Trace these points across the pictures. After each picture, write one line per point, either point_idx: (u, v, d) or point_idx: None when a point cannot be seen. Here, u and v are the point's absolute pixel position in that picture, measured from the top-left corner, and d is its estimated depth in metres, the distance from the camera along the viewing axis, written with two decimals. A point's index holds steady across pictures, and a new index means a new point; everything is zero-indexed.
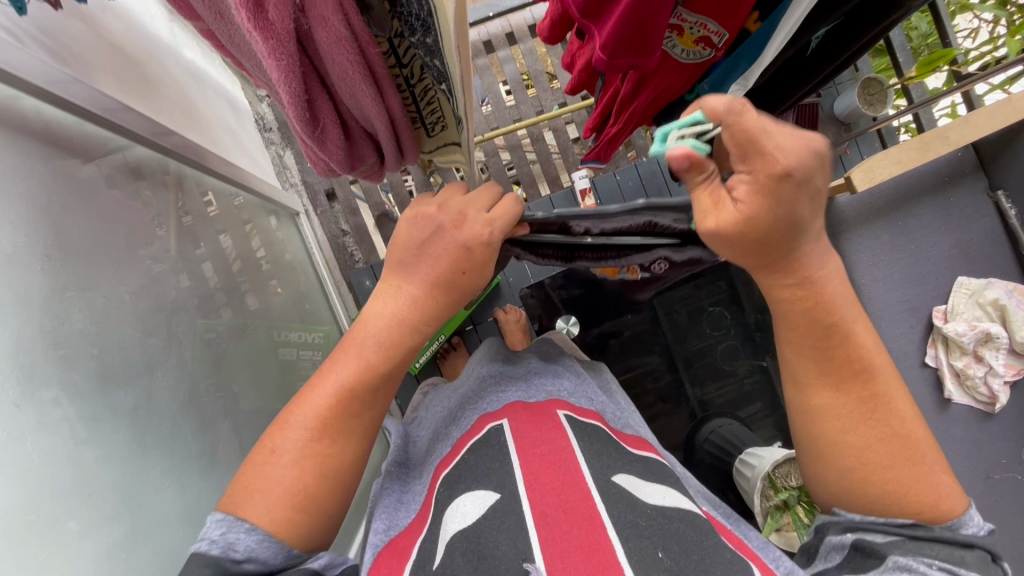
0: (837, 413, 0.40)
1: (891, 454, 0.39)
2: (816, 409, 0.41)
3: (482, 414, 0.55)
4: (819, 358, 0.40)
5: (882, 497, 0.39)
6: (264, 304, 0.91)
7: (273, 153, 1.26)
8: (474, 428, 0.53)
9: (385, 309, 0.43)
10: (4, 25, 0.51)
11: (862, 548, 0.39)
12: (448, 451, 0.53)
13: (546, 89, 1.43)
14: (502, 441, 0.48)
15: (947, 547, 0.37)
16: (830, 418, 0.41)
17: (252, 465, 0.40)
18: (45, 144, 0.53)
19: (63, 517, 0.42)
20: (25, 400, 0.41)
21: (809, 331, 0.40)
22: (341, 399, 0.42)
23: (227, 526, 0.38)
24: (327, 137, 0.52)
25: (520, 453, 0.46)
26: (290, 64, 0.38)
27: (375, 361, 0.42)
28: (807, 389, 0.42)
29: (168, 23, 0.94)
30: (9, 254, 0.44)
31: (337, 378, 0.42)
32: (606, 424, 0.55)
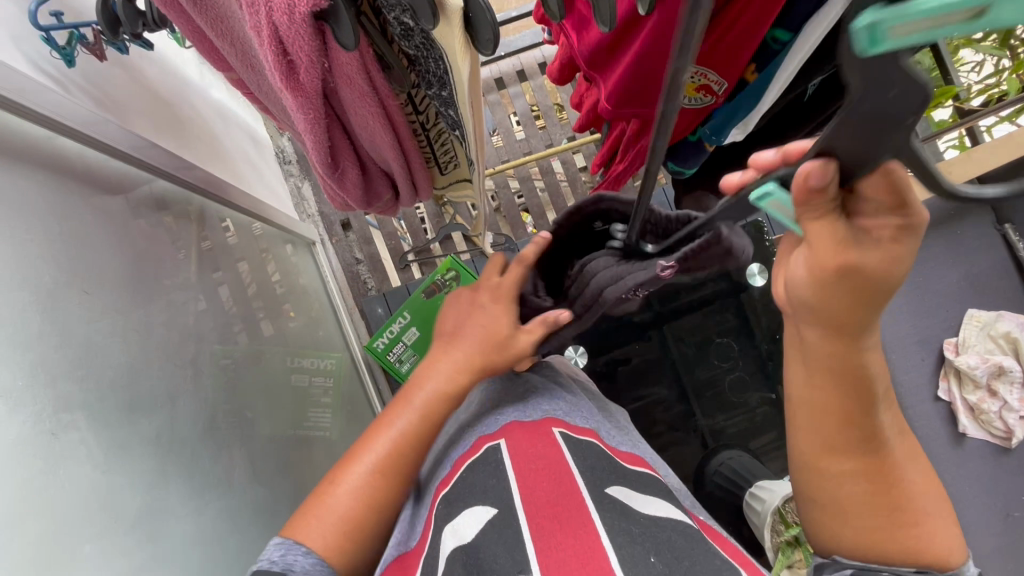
0: (847, 478, 0.40)
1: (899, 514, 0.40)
2: (828, 464, 0.40)
3: (478, 433, 0.54)
4: (851, 430, 0.39)
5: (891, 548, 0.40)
6: (279, 330, 0.93)
7: (292, 185, 1.32)
8: (471, 447, 0.52)
9: (442, 376, 0.47)
10: (51, 75, 0.56)
11: None
12: (447, 471, 0.52)
13: (555, 123, 1.47)
14: (499, 458, 0.48)
15: None
16: (846, 482, 0.40)
17: (318, 498, 0.43)
18: (83, 182, 0.57)
19: (89, 538, 0.43)
20: (58, 429, 0.43)
21: (851, 412, 0.38)
22: (404, 442, 0.45)
23: (286, 549, 0.40)
24: (347, 178, 0.55)
25: (517, 467, 0.46)
26: (316, 116, 0.41)
27: (434, 411, 0.46)
28: (829, 455, 0.40)
29: (199, 66, 1.00)
30: (51, 288, 0.47)
31: (397, 426, 0.45)
32: (601, 440, 0.55)
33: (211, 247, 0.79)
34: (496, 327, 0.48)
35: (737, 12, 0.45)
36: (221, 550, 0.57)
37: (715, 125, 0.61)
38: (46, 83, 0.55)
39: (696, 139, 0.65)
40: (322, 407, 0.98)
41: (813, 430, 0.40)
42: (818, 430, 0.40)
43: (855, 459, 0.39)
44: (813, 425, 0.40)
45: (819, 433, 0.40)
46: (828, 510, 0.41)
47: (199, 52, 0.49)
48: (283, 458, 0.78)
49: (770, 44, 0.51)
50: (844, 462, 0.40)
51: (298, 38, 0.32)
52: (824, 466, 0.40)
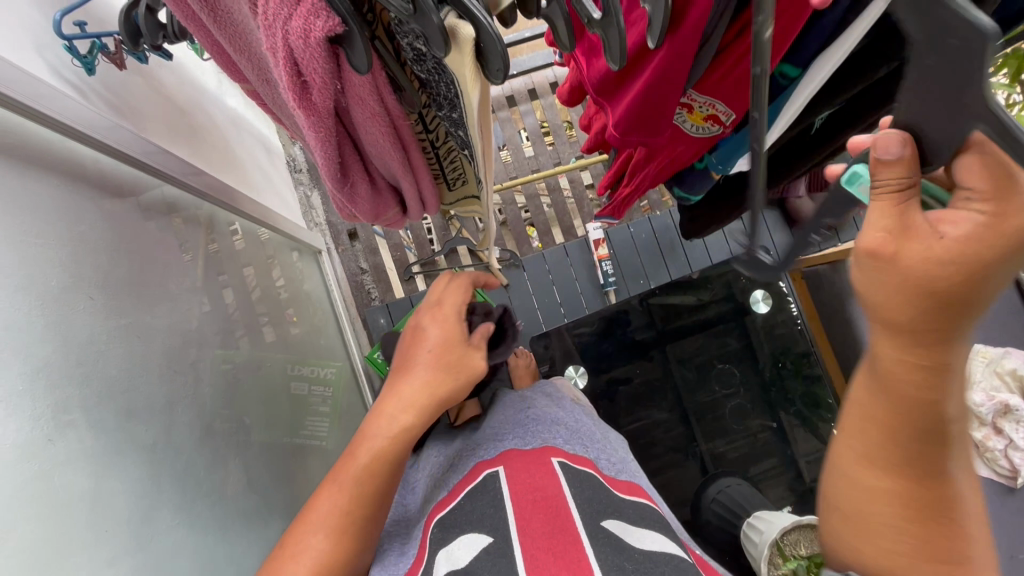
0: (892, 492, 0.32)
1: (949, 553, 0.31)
2: (874, 465, 0.32)
3: (479, 460, 0.55)
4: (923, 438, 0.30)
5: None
6: (281, 337, 0.93)
7: (302, 193, 1.33)
8: (470, 475, 0.53)
9: (392, 417, 0.46)
10: (72, 82, 0.58)
11: None
12: (444, 495, 0.53)
13: (565, 141, 1.49)
14: (497, 486, 0.49)
15: None
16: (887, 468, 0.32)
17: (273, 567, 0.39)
18: (95, 187, 0.58)
19: (82, 546, 0.42)
20: (57, 434, 0.43)
21: (921, 402, 0.28)
22: (358, 491, 0.43)
23: None
24: (356, 191, 0.56)
25: (514, 499, 0.47)
26: (327, 134, 0.42)
27: (386, 456, 0.45)
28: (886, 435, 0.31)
29: (215, 75, 1.02)
30: (56, 292, 0.47)
31: (351, 476, 0.43)
32: (599, 470, 0.55)
33: (217, 252, 0.80)
34: (449, 354, 0.49)
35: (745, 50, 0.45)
36: (215, 562, 0.57)
37: (722, 154, 0.61)
38: (66, 90, 0.56)
39: (703, 165, 0.66)
40: (321, 416, 0.98)
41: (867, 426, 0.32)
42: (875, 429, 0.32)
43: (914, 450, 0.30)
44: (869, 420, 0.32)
45: (870, 432, 0.32)
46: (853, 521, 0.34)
47: (217, 65, 0.50)
48: (279, 467, 0.77)
49: (777, 79, 0.52)
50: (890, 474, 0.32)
51: (313, 62, 0.33)
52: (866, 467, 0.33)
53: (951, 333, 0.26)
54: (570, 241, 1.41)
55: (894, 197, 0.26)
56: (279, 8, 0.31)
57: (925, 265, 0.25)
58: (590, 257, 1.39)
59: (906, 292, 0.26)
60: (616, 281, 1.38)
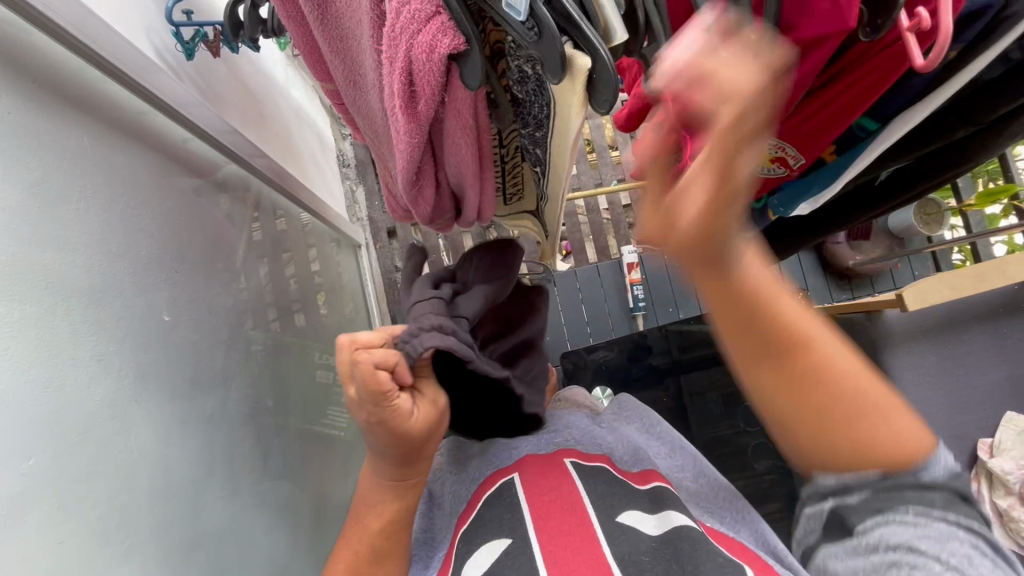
0: (805, 419, 0.30)
1: (856, 425, 0.29)
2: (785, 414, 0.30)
3: (495, 468, 0.57)
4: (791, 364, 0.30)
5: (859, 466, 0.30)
6: (314, 325, 0.95)
7: (347, 187, 1.37)
8: (488, 481, 0.55)
9: (374, 493, 0.50)
10: (171, 64, 0.61)
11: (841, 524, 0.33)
12: (463, 507, 0.55)
13: (607, 164, 1.52)
14: (513, 491, 0.51)
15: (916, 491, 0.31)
16: (770, 391, 0.30)
17: None
18: (180, 165, 0.61)
19: (147, 505, 0.44)
20: (138, 396, 0.45)
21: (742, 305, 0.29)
22: (360, 556, 0.49)
23: None
24: (424, 198, 0.57)
25: (530, 499, 0.49)
26: (418, 142, 0.43)
27: (376, 523, 0.49)
28: (758, 371, 0.30)
29: (284, 67, 1.06)
30: (144, 262, 0.50)
31: (346, 550, 0.49)
32: (613, 464, 0.57)
33: (259, 233, 0.80)
34: (398, 448, 0.47)
35: (823, 104, 0.45)
36: (253, 535, 0.58)
37: (784, 197, 0.62)
38: (164, 68, 0.59)
39: (761, 205, 0.67)
40: (342, 407, 0.95)
41: (730, 354, 0.32)
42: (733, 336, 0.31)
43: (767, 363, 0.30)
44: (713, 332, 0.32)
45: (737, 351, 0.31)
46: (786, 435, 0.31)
47: (306, 63, 0.52)
48: (307, 452, 0.79)
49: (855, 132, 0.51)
50: (785, 404, 0.30)
51: (428, 73, 0.35)
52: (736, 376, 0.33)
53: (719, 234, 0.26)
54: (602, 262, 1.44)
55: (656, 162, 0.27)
56: (409, 21, 0.33)
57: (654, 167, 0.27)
58: (621, 280, 1.41)
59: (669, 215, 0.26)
60: (645, 306, 1.39)
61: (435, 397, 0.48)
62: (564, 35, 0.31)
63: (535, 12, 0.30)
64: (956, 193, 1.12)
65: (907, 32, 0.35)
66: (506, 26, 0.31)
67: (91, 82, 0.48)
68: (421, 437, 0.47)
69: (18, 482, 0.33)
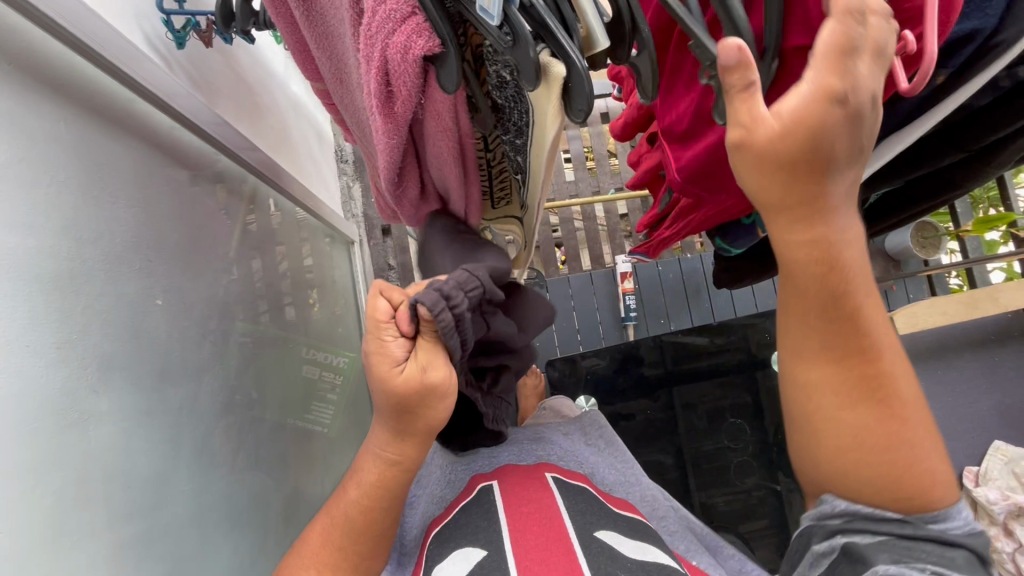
0: (856, 424, 0.36)
1: (890, 450, 0.36)
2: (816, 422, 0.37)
3: (475, 474, 0.59)
4: (859, 388, 0.35)
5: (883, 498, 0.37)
6: (302, 320, 0.95)
7: (345, 182, 1.36)
8: (466, 488, 0.57)
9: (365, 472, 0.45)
10: (162, 53, 0.60)
11: (850, 553, 0.39)
12: (441, 511, 0.56)
13: (607, 172, 1.52)
14: (491, 499, 0.52)
15: (935, 545, 0.37)
16: (832, 391, 0.36)
17: None
18: (167, 154, 0.60)
19: (103, 498, 0.43)
20: (100, 387, 0.44)
21: (836, 304, 0.33)
22: (330, 533, 0.46)
23: None
24: (408, 200, 0.57)
25: (509, 512, 0.49)
26: (397, 142, 0.43)
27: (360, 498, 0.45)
28: (810, 359, 0.36)
29: (285, 61, 1.05)
30: (118, 251, 0.49)
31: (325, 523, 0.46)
32: (593, 486, 0.58)
33: (253, 226, 0.80)
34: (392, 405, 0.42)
35: None
36: (220, 530, 0.58)
37: None
38: (156, 58, 0.59)
39: (749, 223, 0.67)
40: (326, 403, 0.94)
41: (793, 344, 0.36)
42: (806, 345, 0.36)
43: (840, 364, 0.35)
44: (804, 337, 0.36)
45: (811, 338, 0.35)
46: (801, 445, 0.39)
47: (295, 61, 0.52)
48: (286, 447, 0.79)
49: None
50: (829, 400, 0.36)
51: (404, 74, 0.34)
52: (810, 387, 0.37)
53: (825, 203, 0.31)
54: (596, 270, 1.43)
55: (743, 95, 0.28)
56: (384, 21, 0.32)
57: (779, 139, 0.28)
58: (615, 288, 1.41)
59: (779, 215, 0.32)
60: (637, 316, 1.39)
61: (431, 364, 0.42)
62: (540, 42, 0.31)
63: (509, 18, 0.29)
64: (954, 217, 1.12)
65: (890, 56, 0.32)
66: (481, 29, 0.31)
67: (75, 69, 0.48)
68: (408, 406, 0.42)
69: None
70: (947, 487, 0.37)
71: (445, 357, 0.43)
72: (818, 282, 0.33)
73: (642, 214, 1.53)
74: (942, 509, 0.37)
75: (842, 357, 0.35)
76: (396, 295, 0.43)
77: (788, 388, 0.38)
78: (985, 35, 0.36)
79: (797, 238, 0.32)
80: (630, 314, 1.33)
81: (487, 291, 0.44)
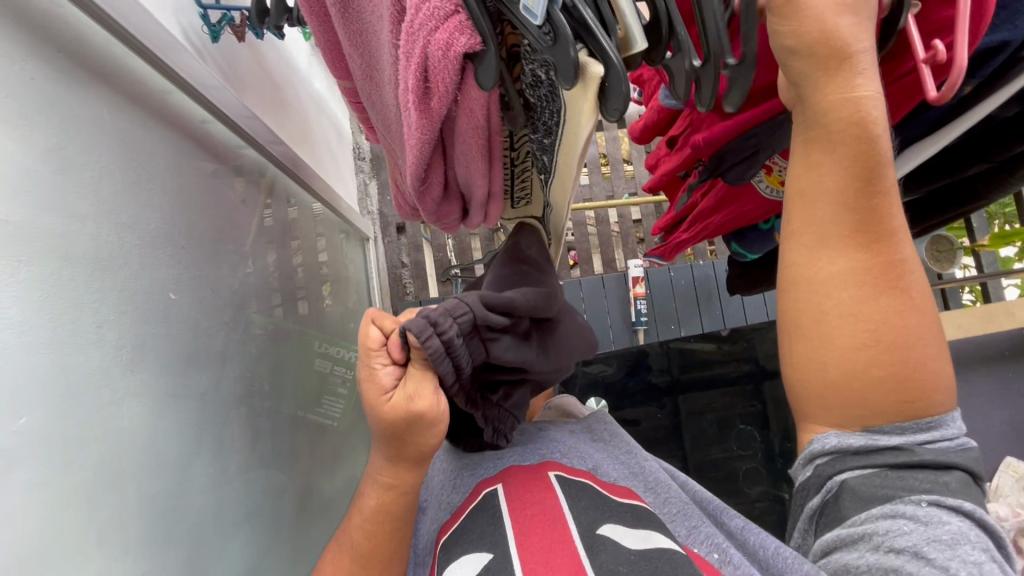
0: (869, 314, 0.39)
1: (899, 342, 0.39)
2: (832, 315, 0.40)
3: (478, 479, 0.58)
4: (878, 275, 0.39)
5: (867, 412, 0.41)
6: (316, 314, 0.96)
7: (361, 180, 1.38)
8: (471, 494, 0.56)
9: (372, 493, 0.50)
10: (196, 45, 0.62)
11: (849, 493, 0.41)
12: (448, 517, 0.56)
13: (621, 177, 1.53)
14: (496, 504, 0.51)
15: (932, 474, 0.39)
16: (851, 279, 0.39)
17: None
18: (197, 144, 0.61)
19: (133, 476, 0.44)
20: (133, 367, 0.45)
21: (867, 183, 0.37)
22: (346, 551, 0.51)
23: None
24: (432, 197, 0.57)
25: (513, 514, 0.49)
26: (429, 139, 0.44)
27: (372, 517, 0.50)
28: (831, 251, 0.39)
29: (308, 58, 1.07)
30: (152, 236, 0.50)
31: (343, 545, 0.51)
32: (598, 480, 0.57)
33: (272, 218, 0.81)
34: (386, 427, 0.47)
35: None
36: (237, 515, 0.59)
37: None
38: (190, 50, 0.60)
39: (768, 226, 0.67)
40: (337, 398, 0.95)
41: (822, 234, 0.39)
42: (827, 237, 0.39)
43: (863, 252, 0.38)
44: (813, 231, 0.40)
45: (837, 225, 0.38)
46: (811, 342, 0.42)
47: (326, 58, 0.54)
48: (299, 438, 0.80)
49: None
50: (849, 289, 0.39)
51: (444, 71, 0.35)
52: (819, 284, 0.40)
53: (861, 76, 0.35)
54: (607, 274, 1.44)
55: None
56: (427, 18, 0.33)
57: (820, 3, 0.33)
58: (626, 293, 1.41)
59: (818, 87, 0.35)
60: (647, 321, 1.39)
61: (418, 393, 0.46)
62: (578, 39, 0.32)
63: (552, 18, 0.30)
64: (970, 232, 1.11)
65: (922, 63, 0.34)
66: (523, 28, 0.32)
67: (118, 58, 0.49)
68: (399, 428, 0.46)
69: (8, 440, 0.34)
70: (948, 390, 0.40)
71: (432, 382, 0.47)
72: (854, 154, 0.36)
73: (654, 219, 1.53)
74: (938, 416, 0.40)
75: (867, 244, 0.38)
76: (387, 326, 0.48)
77: (804, 290, 0.41)
78: (1014, 45, 0.36)
79: (839, 110, 0.35)
80: (640, 318, 1.33)
81: (480, 318, 0.45)
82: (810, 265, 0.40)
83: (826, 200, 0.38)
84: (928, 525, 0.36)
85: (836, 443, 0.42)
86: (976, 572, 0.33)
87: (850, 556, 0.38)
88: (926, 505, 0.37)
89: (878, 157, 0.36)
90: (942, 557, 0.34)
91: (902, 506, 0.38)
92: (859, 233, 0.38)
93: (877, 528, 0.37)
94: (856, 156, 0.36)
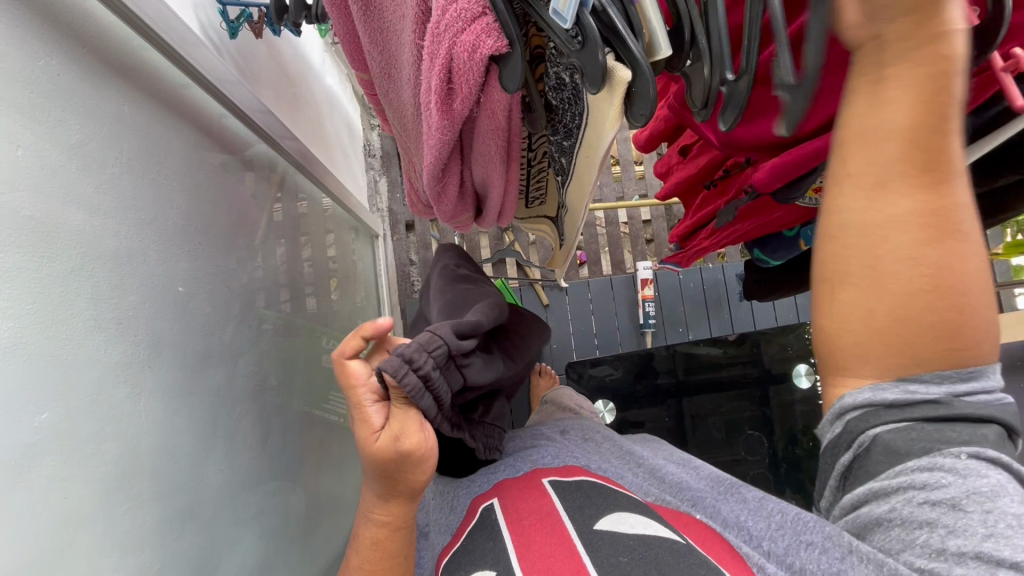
0: (924, 260, 0.32)
1: (954, 293, 0.33)
2: (880, 263, 0.33)
3: (474, 496, 0.60)
4: (940, 215, 0.31)
5: (893, 360, 0.37)
6: (325, 310, 0.96)
7: (371, 177, 1.38)
8: (469, 511, 0.57)
9: (367, 525, 0.49)
10: (212, 39, 0.61)
11: (889, 449, 0.39)
12: (449, 539, 0.56)
13: (631, 178, 1.52)
14: (494, 519, 0.52)
15: (970, 426, 0.37)
16: (906, 225, 0.32)
17: None
18: (213, 140, 0.61)
19: (148, 473, 0.44)
20: (149, 363, 0.45)
21: (938, 120, 0.27)
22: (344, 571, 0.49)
23: None
24: (446, 197, 0.57)
25: (512, 529, 0.49)
26: (447, 139, 0.44)
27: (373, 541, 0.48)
28: (885, 193, 0.31)
29: (321, 53, 1.07)
30: (168, 233, 0.50)
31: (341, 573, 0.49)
32: (590, 474, 0.59)
33: (282, 213, 0.81)
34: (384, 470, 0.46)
35: None
36: (246, 511, 0.59)
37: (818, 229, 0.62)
38: (207, 44, 0.60)
39: (793, 234, 0.67)
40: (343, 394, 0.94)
41: (877, 176, 0.31)
42: (884, 179, 0.31)
43: (925, 193, 0.31)
44: (867, 172, 0.31)
45: (899, 164, 0.30)
46: (854, 292, 0.35)
47: (344, 50, 0.53)
48: (306, 435, 0.80)
49: None
50: (905, 233, 0.32)
51: (468, 72, 0.35)
52: (870, 233, 0.33)
53: None
54: (615, 276, 1.43)
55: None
56: (453, 20, 0.33)
57: None
58: (633, 295, 1.40)
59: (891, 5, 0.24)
60: (655, 324, 1.38)
61: (404, 432, 0.46)
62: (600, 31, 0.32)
63: (581, 21, 0.30)
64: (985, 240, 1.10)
65: (1001, 72, 0.31)
66: (550, 31, 0.32)
67: (139, 53, 0.49)
68: (398, 457, 0.45)
69: (28, 436, 0.34)
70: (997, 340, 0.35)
71: (416, 419, 0.47)
72: (928, 91, 0.26)
73: (663, 221, 1.53)
74: (979, 365, 0.36)
75: (931, 183, 0.30)
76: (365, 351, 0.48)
77: (845, 234, 0.34)
78: None
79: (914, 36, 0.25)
80: (648, 321, 1.33)
81: (453, 348, 0.45)
82: (860, 211, 0.33)
83: (889, 142, 0.29)
84: (965, 477, 0.36)
85: (870, 396, 0.39)
86: (1014, 523, 0.34)
87: (880, 510, 0.40)
88: (966, 456, 0.37)
89: (963, 89, 0.26)
90: (981, 511, 0.35)
91: (939, 458, 0.37)
92: (923, 182, 0.30)
93: (914, 482, 0.37)
94: (931, 92, 0.26)
